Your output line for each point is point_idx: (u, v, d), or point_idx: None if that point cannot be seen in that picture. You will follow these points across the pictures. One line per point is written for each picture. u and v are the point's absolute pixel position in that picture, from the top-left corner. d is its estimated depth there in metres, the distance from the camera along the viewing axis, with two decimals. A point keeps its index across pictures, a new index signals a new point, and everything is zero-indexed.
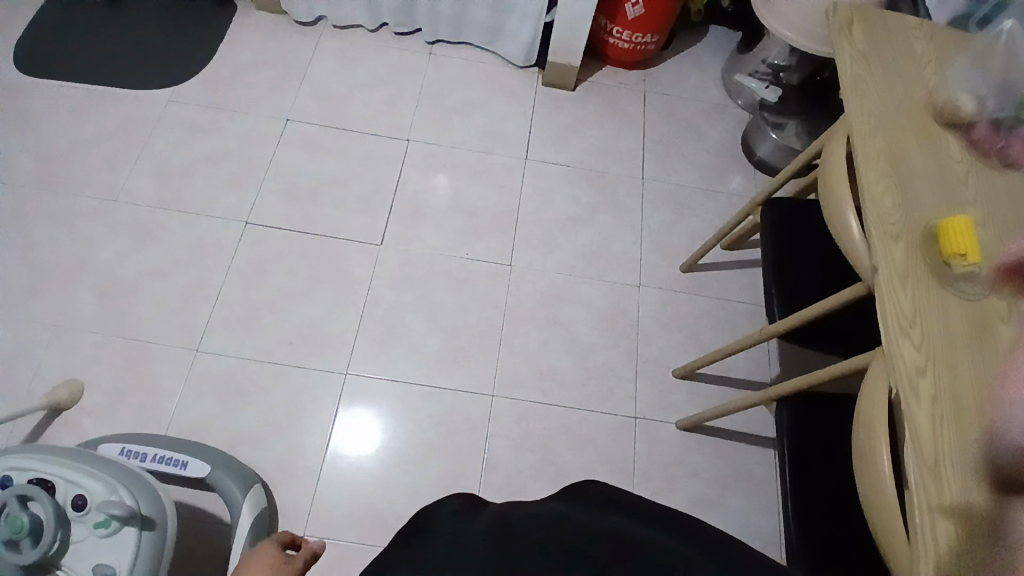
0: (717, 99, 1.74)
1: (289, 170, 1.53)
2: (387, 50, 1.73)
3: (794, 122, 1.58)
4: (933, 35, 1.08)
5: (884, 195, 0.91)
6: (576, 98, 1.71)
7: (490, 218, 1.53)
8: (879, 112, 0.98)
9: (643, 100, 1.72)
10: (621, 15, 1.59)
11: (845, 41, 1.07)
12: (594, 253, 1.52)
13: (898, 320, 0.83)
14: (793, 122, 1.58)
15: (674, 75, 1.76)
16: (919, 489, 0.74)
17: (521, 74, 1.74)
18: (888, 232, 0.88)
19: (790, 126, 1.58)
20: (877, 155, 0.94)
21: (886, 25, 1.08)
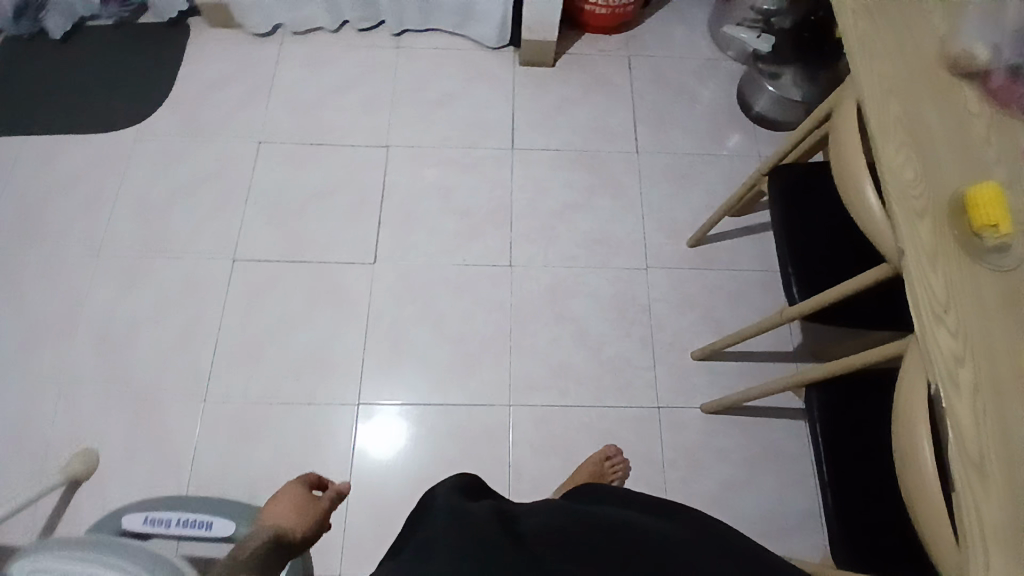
0: (707, 54, 1.63)
1: (270, 194, 1.47)
2: (353, 49, 1.63)
3: (792, 70, 1.45)
4: None
5: (903, 167, 0.83)
6: (558, 74, 1.61)
7: (483, 216, 1.47)
8: (887, 73, 0.90)
9: (629, 67, 1.62)
10: None
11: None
12: (596, 239, 1.46)
13: (929, 306, 0.76)
14: (790, 70, 1.46)
15: (658, 34, 1.65)
16: (962, 486, 0.69)
17: (497, 55, 1.64)
18: (910, 208, 0.81)
19: (788, 74, 1.46)
20: (889, 122, 0.86)
21: None
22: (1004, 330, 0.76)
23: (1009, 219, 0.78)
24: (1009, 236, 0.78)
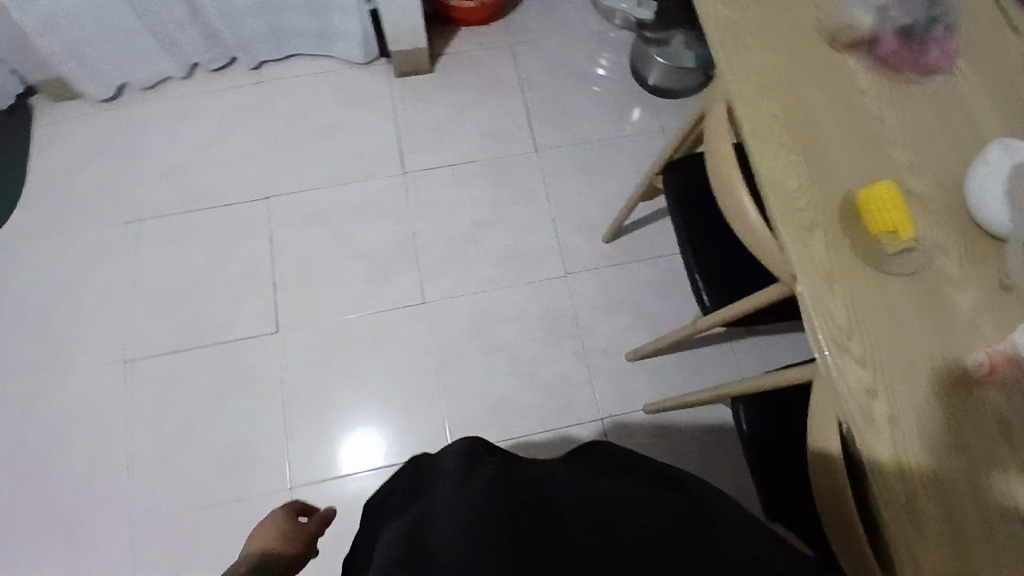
0: (593, 27, 1.52)
1: (156, 278, 1.35)
2: (212, 95, 1.48)
3: (681, 35, 1.36)
4: None
5: (786, 177, 0.74)
6: (440, 80, 1.49)
7: (388, 255, 1.37)
8: (759, 62, 0.79)
9: (513, 58, 1.50)
10: None
11: None
12: (511, 253, 1.37)
13: (833, 334, 0.70)
14: (679, 35, 1.36)
15: (538, 16, 1.54)
16: (893, 529, 0.65)
17: (369, 70, 1.50)
18: (800, 223, 0.73)
19: (678, 40, 1.37)
20: (767, 123, 0.77)
21: None
22: (917, 340, 0.69)
23: (908, 215, 0.70)
24: (911, 237, 0.69)
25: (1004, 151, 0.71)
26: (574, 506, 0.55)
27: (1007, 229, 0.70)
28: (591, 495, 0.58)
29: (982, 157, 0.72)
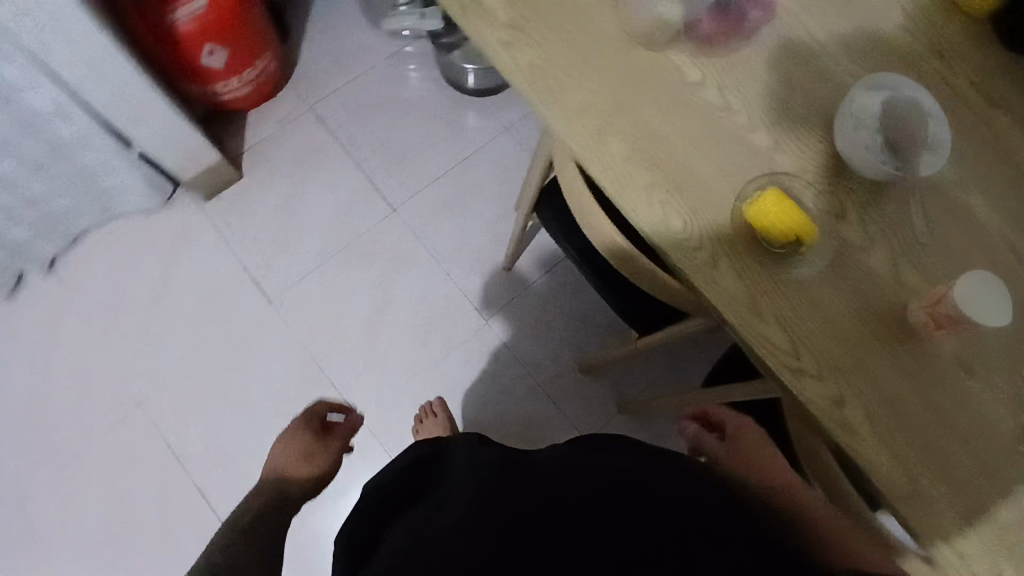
0: (384, 52, 1.37)
1: (69, 547, 1.17)
2: (15, 320, 1.25)
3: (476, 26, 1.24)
4: None
5: (670, 219, 0.68)
6: (256, 182, 1.32)
7: (301, 393, 1.24)
8: (589, 101, 0.70)
9: (320, 123, 1.34)
10: (206, 71, 1.15)
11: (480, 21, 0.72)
12: (422, 327, 1.27)
13: (784, 360, 0.65)
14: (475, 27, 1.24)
15: (321, 64, 1.35)
16: (910, 516, 0.65)
17: (175, 208, 1.30)
18: (704, 263, 0.67)
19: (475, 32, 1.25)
20: (626, 168, 0.69)
21: None
22: (858, 326, 0.67)
23: (801, 213, 0.66)
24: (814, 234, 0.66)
25: (864, 92, 0.68)
26: (594, 479, 0.60)
27: (898, 168, 0.68)
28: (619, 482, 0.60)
29: (850, 103, 0.68)
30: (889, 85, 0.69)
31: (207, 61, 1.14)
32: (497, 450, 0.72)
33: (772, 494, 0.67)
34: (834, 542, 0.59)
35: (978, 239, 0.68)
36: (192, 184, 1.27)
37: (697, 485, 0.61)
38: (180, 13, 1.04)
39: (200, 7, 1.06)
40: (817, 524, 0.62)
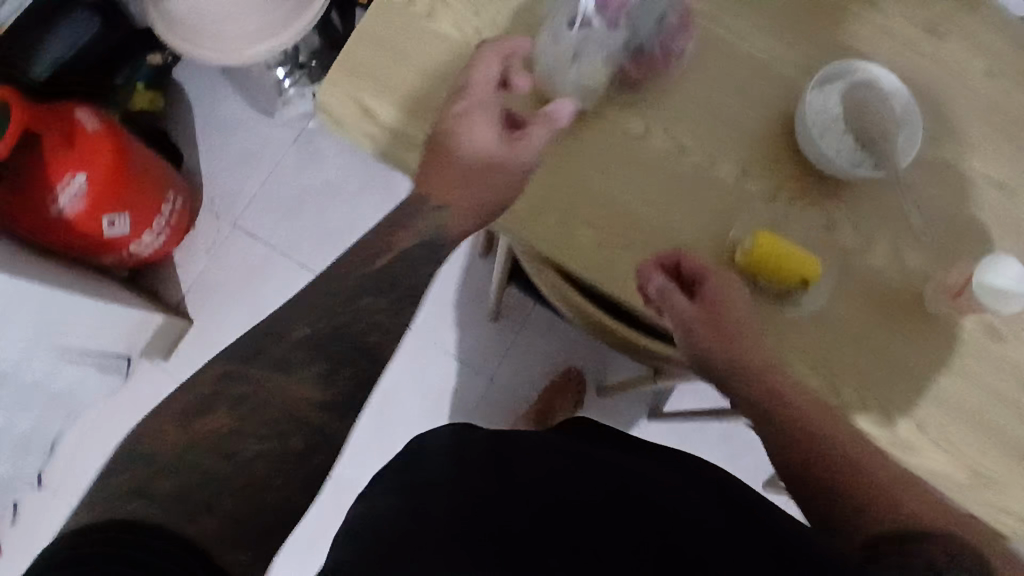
0: (287, 139, 1.25)
1: None
2: (28, 545, 1.21)
3: None
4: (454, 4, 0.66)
5: (664, 293, 0.63)
6: (207, 323, 1.23)
7: (335, 515, 1.21)
8: (541, 196, 0.64)
9: (250, 239, 1.24)
10: (113, 241, 1.05)
11: (404, 144, 0.66)
12: (429, 409, 1.23)
13: (823, 402, 0.63)
14: None
15: (229, 177, 1.24)
16: (991, 514, 0.63)
17: (138, 378, 1.22)
18: (715, 329, 0.63)
19: None
20: (604, 254, 0.64)
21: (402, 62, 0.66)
22: (885, 341, 0.64)
23: (796, 248, 0.63)
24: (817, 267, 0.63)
25: (820, 93, 0.63)
26: (602, 481, 0.62)
27: (875, 165, 0.63)
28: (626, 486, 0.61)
29: (810, 109, 0.62)
30: (843, 78, 0.63)
31: (110, 232, 1.03)
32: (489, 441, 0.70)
33: (767, 418, 0.63)
34: (841, 489, 0.58)
35: (958, 194, 0.68)
36: (144, 349, 1.18)
37: (693, 480, 0.66)
38: (61, 199, 0.95)
39: (81, 185, 0.96)
40: (832, 469, 0.59)
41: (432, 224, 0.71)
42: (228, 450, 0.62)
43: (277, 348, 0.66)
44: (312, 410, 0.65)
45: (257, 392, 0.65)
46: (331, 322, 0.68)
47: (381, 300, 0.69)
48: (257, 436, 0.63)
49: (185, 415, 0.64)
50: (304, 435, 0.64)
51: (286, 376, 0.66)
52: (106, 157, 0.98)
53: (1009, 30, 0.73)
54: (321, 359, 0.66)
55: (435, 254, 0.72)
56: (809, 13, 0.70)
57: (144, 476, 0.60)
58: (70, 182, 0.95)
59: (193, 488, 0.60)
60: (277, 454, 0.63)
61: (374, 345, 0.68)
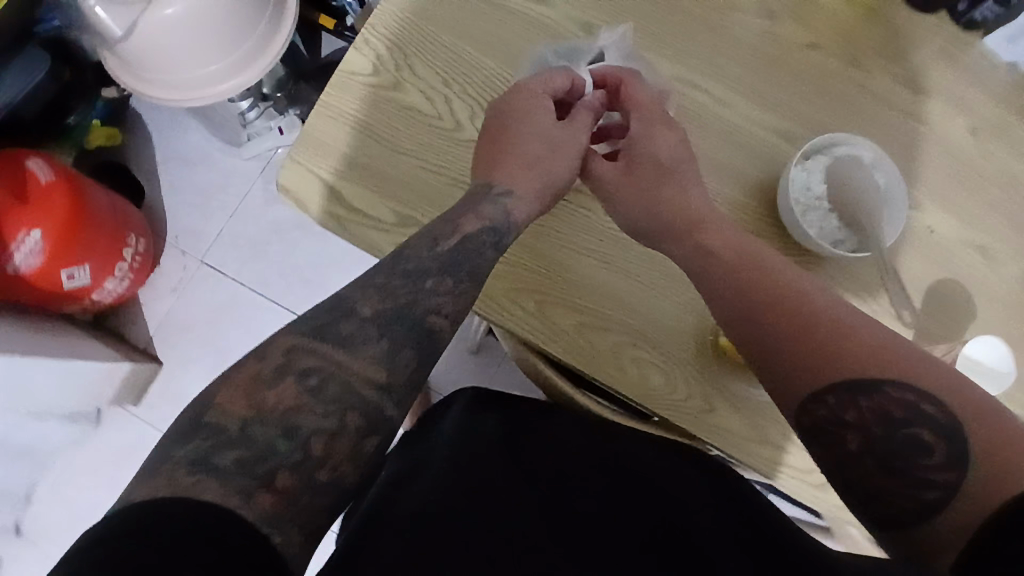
0: (253, 172, 1.19)
1: None
2: None
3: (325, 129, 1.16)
4: (423, 77, 0.64)
5: (647, 376, 0.61)
6: (176, 367, 1.17)
7: None
8: (517, 279, 0.62)
9: (218, 276, 1.18)
10: (74, 293, 1.00)
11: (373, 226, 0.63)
12: None
13: (811, 484, 0.62)
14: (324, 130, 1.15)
15: (192, 212, 1.18)
16: None
17: (107, 428, 1.16)
18: (699, 413, 0.61)
19: None
20: (582, 337, 0.61)
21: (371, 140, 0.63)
22: None
23: None
24: None
25: (803, 170, 0.61)
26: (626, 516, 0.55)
27: (858, 243, 0.62)
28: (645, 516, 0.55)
29: (791, 188, 0.61)
30: (826, 153, 0.62)
31: (71, 285, 0.98)
32: (504, 424, 0.65)
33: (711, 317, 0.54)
34: (761, 317, 0.50)
35: (942, 262, 0.67)
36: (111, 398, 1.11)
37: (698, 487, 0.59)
38: (17, 257, 0.91)
39: (36, 241, 0.91)
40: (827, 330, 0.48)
41: (498, 210, 0.57)
42: (293, 423, 0.44)
43: (346, 326, 0.49)
44: (362, 438, 0.46)
45: (337, 381, 0.47)
46: (392, 300, 0.51)
47: (444, 282, 0.53)
48: (316, 417, 0.45)
49: (245, 385, 0.45)
50: (365, 416, 0.47)
51: (351, 400, 0.46)
52: (62, 210, 0.93)
53: (991, 78, 0.70)
54: (386, 339, 0.49)
55: (497, 245, 0.57)
56: (781, 76, 0.69)
57: (213, 440, 0.42)
58: (25, 238, 0.91)
59: (264, 452, 0.43)
60: (347, 450, 0.45)
61: (438, 328, 0.52)
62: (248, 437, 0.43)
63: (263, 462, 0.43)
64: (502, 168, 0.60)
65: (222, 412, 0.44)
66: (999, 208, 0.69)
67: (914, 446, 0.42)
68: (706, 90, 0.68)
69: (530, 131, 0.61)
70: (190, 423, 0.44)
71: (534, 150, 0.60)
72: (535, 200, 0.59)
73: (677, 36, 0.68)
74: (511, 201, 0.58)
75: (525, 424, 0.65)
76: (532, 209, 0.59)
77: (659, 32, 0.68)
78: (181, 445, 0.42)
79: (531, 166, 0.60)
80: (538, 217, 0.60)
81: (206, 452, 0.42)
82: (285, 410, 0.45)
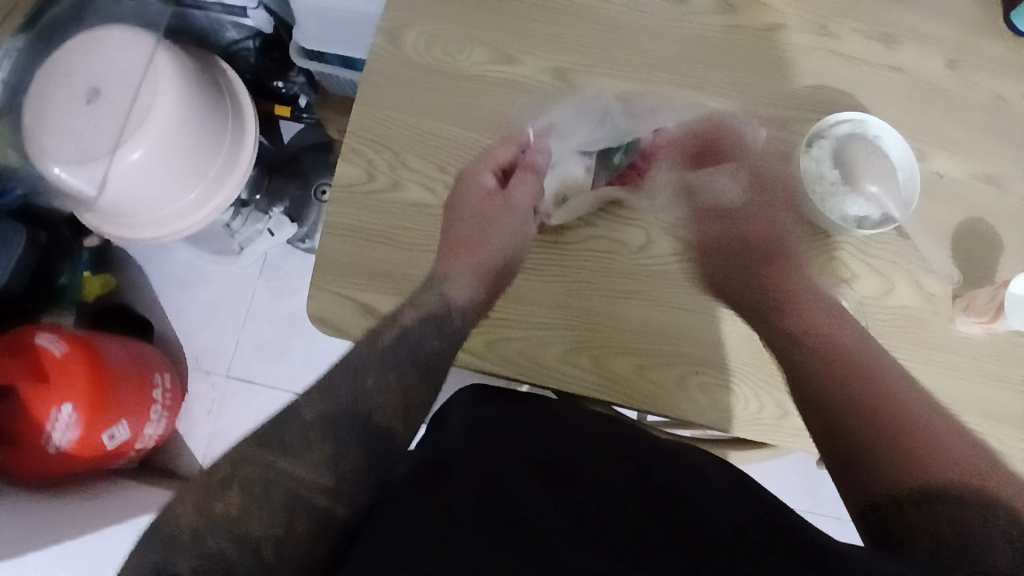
0: (250, 275, 1.18)
1: None
2: None
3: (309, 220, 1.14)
4: (418, 169, 0.66)
5: (717, 394, 0.62)
6: None
7: None
8: (567, 340, 0.62)
9: (242, 385, 1.16)
10: (118, 449, 0.99)
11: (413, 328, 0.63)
12: None
13: None
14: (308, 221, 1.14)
15: (201, 330, 1.17)
16: None
17: None
18: (778, 419, 0.62)
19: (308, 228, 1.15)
20: (646, 379, 0.62)
21: (386, 242, 0.64)
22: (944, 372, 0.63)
23: None
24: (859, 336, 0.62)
25: (812, 159, 0.64)
26: (634, 495, 0.44)
27: (882, 215, 0.63)
28: (643, 498, 0.44)
29: (805, 179, 0.63)
30: (828, 137, 0.64)
31: (113, 443, 0.96)
32: (512, 409, 0.54)
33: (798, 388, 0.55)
34: (818, 378, 0.54)
35: (962, 202, 0.67)
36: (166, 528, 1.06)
37: (705, 469, 0.48)
38: (56, 437, 0.89)
39: (70, 415, 0.90)
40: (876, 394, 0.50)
41: (435, 297, 0.59)
42: (237, 531, 0.44)
43: (290, 432, 0.48)
44: (314, 541, 0.44)
45: (280, 487, 0.46)
46: (335, 398, 0.50)
47: (386, 377, 0.51)
48: (263, 523, 0.45)
49: (198, 494, 0.46)
50: (311, 519, 0.45)
51: (296, 501, 0.46)
52: (86, 376, 0.91)
53: (951, 12, 0.71)
54: (328, 443, 0.48)
55: (442, 333, 0.56)
56: (756, 63, 0.69)
57: (169, 549, 0.44)
58: (58, 415, 0.89)
59: (217, 560, 0.43)
60: (297, 551, 0.44)
61: (386, 425, 0.49)
62: (198, 542, 0.44)
63: (217, 568, 0.42)
64: (450, 249, 0.63)
65: (177, 522, 0.45)
66: (999, 134, 0.69)
67: (959, 524, 0.40)
68: (688, 102, 0.68)
69: (469, 208, 0.65)
70: (155, 535, 0.45)
71: (466, 229, 0.64)
72: (473, 277, 0.61)
73: (644, 56, 0.69)
74: (447, 283, 0.60)
75: (538, 410, 0.54)
76: (468, 287, 0.60)
77: (624, 58, 0.69)
78: (153, 550, 0.44)
79: (469, 243, 0.63)
80: (479, 293, 0.61)
81: (166, 562, 0.43)
82: (231, 517, 0.45)
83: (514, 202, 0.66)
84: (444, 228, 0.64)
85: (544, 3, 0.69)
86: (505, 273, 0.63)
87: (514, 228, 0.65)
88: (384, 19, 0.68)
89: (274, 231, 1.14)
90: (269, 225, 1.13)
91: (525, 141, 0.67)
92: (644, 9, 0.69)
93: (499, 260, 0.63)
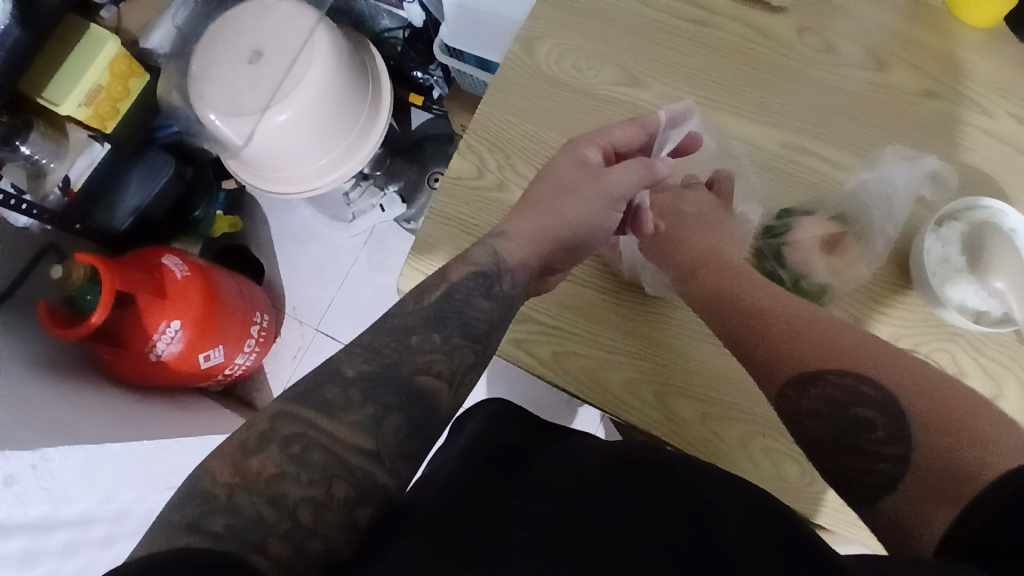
0: (352, 240, 1.26)
1: None
2: None
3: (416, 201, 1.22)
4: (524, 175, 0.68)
5: (780, 460, 0.60)
6: None
7: None
8: (636, 370, 0.62)
9: (325, 341, 1.24)
10: (211, 370, 1.09)
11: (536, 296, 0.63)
12: None
13: None
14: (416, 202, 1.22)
15: (297, 282, 1.27)
16: None
17: None
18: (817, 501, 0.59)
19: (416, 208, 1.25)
20: (708, 429, 0.61)
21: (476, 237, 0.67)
22: None
23: None
24: None
25: (937, 240, 0.59)
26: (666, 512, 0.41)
27: (1004, 313, 0.57)
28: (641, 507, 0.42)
29: (927, 259, 0.58)
30: (963, 218, 0.59)
31: (207, 363, 1.07)
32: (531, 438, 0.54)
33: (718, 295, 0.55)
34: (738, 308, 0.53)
35: None
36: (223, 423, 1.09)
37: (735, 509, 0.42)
38: (160, 346, 0.98)
39: (176, 330, 0.99)
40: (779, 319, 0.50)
41: (487, 254, 0.55)
42: (276, 493, 0.41)
43: (330, 392, 0.46)
44: (353, 509, 0.42)
45: (320, 449, 0.43)
46: (377, 360, 0.48)
47: (431, 339, 0.50)
48: (300, 485, 0.42)
49: (232, 454, 0.43)
50: (353, 486, 0.43)
51: (337, 468, 0.43)
52: (195, 302, 1.01)
53: None
54: (371, 404, 0.46)
55: (488, 293, 0.54)
56: (894, 125, 0.65)
57: (203, 507, 0.40)
58: (165, 328, 0.98)
59: (250, 522, 0.40)
60: (337, 520, 0.42)
61: (430, 388, 0.48)
62: (233, 504, 0.40)
63: (254, 530, 0.40)
64: (521, 210, 0.58)
65: (211, 481, 0.41)
66: None
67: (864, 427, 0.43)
68: (809, 150, 0.65)
69: (555, 175, 0.59)
70: (184, 493, 0.41)
71: (545, 190, 0.58)
72: (531, 245, 0.56)
73: (776, 99, 0.67)
74: (501, 243, 0.56)
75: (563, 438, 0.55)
76: (525, 253, 0.56)
77: (754, 100, 0.67)
78: (179, 509, 0.40)
79: (539, 207, 0.58)
80: (533, 263, 0.56)
81: (197, 519, 0.39)
82: (267, 478, 0.42)
83: (606, 181, 0.59)
84: (530, 188, 0.60)
85: (681, 33, 0.69)
86: (566, 251, 0.59)
87: (593, 207, 0.59)
88: (524, 28, 0.71)
89: (385, 207, 1.23)
90: (380, 200, 1.22)
91: (653, 125, 0.63)
92: (787, 53, 0.68)
93: (567, 236, 0.57)
